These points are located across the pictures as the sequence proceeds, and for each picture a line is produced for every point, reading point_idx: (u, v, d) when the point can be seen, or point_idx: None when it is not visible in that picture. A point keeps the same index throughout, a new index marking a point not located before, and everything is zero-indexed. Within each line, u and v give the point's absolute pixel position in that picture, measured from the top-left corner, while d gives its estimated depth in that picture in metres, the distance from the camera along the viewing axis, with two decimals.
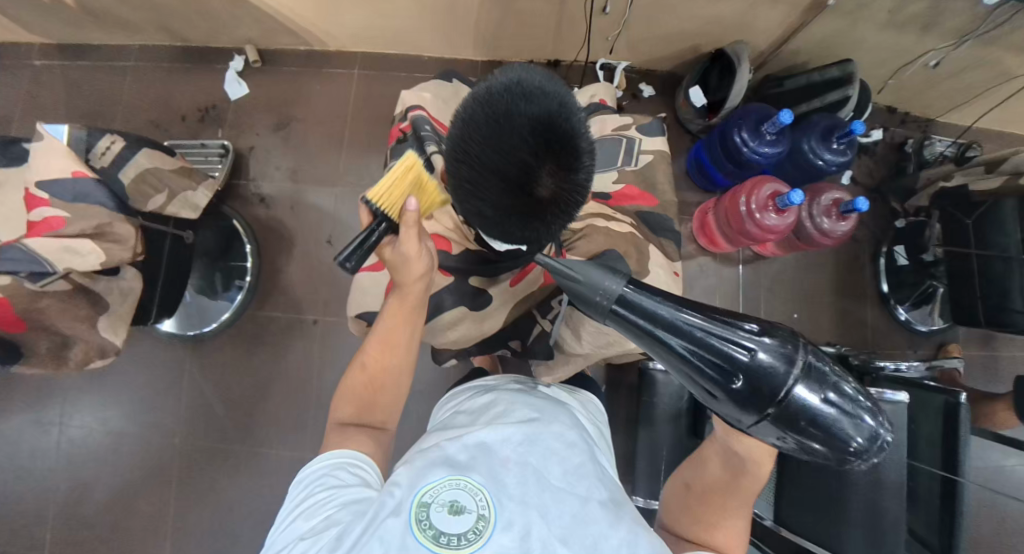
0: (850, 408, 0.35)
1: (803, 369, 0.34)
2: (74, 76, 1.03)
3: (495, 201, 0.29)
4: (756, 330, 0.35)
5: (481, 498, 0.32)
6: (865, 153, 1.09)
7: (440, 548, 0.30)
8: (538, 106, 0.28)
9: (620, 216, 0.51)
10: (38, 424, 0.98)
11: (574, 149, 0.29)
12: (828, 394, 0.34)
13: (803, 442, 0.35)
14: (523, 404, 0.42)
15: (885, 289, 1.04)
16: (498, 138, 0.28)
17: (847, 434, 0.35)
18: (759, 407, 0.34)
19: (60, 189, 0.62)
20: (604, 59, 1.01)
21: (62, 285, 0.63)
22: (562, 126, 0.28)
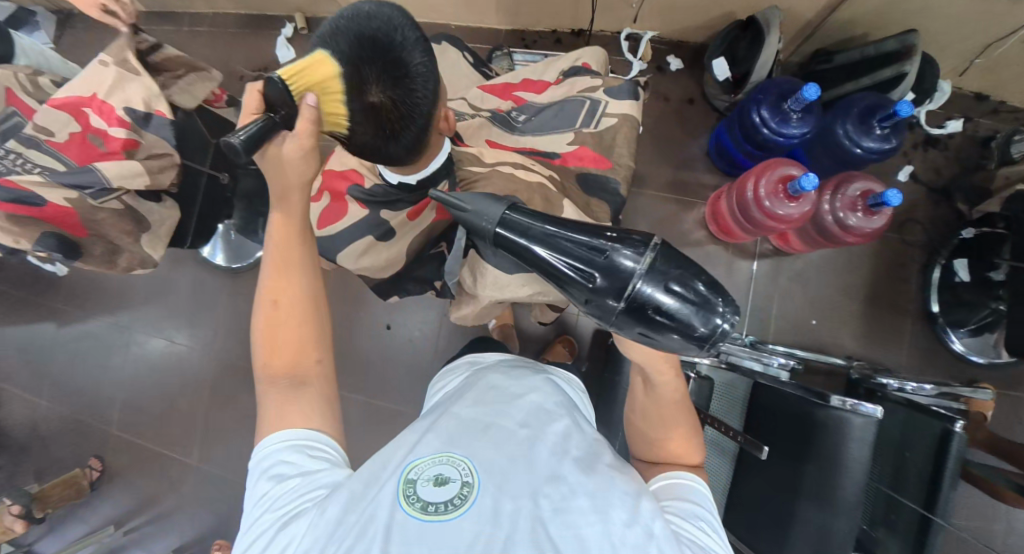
0: (696, 300, 0.31)
1: (649, 263, 0.31)
2: (168, 39, 1.22)
3: (333, 105, 0.33)
4: (609, 233, 0.33)
5: (464, 467, 0.33)
6: (934, 146, 0.94)
7: (428, 515, 0.31)
8: (357, 25, 0.31)
9: (534, 167, 0.51)
10: (114, 324, 1.20)
11: (396, 62, 0.32)
12: (671, 288, 0.31)
13: (662, 337, 0.32)
14: (496, 376, 0.43)
15: (935, 309, 0.89)
16: (329, 55, 0.32)
17: (700, 329, 0.32)
18: (610, 309, 0.32)
19: (138, 116, 0.73)
20: (627, 28, 0.97)
21: (117, 204, 0.76)
22: (383, 43, 0.32)
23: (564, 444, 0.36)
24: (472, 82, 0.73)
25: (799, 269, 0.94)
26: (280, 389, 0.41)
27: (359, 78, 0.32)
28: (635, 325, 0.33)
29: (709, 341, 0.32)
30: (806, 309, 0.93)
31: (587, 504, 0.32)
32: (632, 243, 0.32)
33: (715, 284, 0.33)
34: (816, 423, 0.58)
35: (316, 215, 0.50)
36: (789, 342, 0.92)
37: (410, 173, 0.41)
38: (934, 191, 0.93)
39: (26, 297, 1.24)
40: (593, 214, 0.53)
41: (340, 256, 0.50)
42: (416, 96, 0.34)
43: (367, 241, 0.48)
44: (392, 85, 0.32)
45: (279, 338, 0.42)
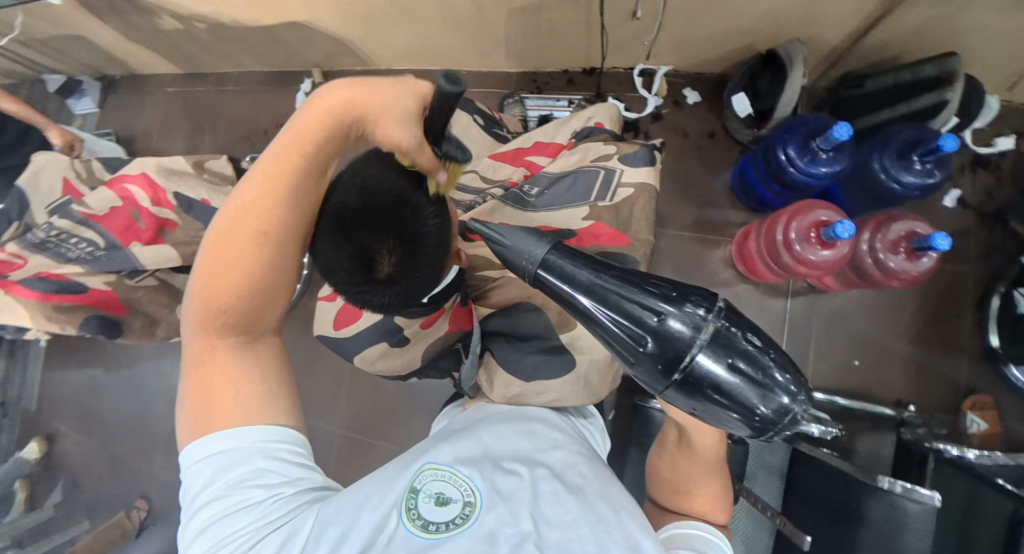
0: (761, 378, 0.28)
1: (713, 336, 0.28)
2: (196, 97, 1.27)
3: (346, 277, 0.32)
4: (668, 290, 0.29)
5: (466, 488, 0.37)
6: (983, 167, 0.85)
7: (429, 533, 0.35)
8: (364, 200, 0.30)
9: None
10: (156, 372, 1.26)
11: (402, 228, 0.30)
12: (736, 362, 0.28)
13: (711, 412, 0.30)
14: (498, 412, 0.46)
15: (994, 344, 0.80)
16: (337, 232, 0.31)
17: (764, 411, 0.29)
18: (661, 374, 0.29)
19: (185, 204, 0.80)
20: (642, 64, 0.95)
21: (150, 280, 0.81)
22: (393, 209, 0.30)
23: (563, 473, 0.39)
24: (484, 147, 0.72)
25: (838, 307, 0.88)
26: (220, 348, 0.38)
27: (370, 257, 0.30)
28: (686, 395, 0.29)
29: (768, 427, 0.29)
30: (847, 350, 0.88)
31: (587, 526, 0.34)
32: (697, 303, 0.28)
33: (783, 360, 0.30)
34: (863, 506, 0.55)
35: (332, 316, 0.53)
36: (830, 384, 0.87)
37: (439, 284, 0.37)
38: (987, 215, 0.85)
39: (76, 347, 1.31)
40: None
41: (359, 357, 0.52)
42: (423, 254, 0.31)
43: (380, 347, 0.50)
44: (404, 257, 0.31)
45: (221, 287, 0.35)
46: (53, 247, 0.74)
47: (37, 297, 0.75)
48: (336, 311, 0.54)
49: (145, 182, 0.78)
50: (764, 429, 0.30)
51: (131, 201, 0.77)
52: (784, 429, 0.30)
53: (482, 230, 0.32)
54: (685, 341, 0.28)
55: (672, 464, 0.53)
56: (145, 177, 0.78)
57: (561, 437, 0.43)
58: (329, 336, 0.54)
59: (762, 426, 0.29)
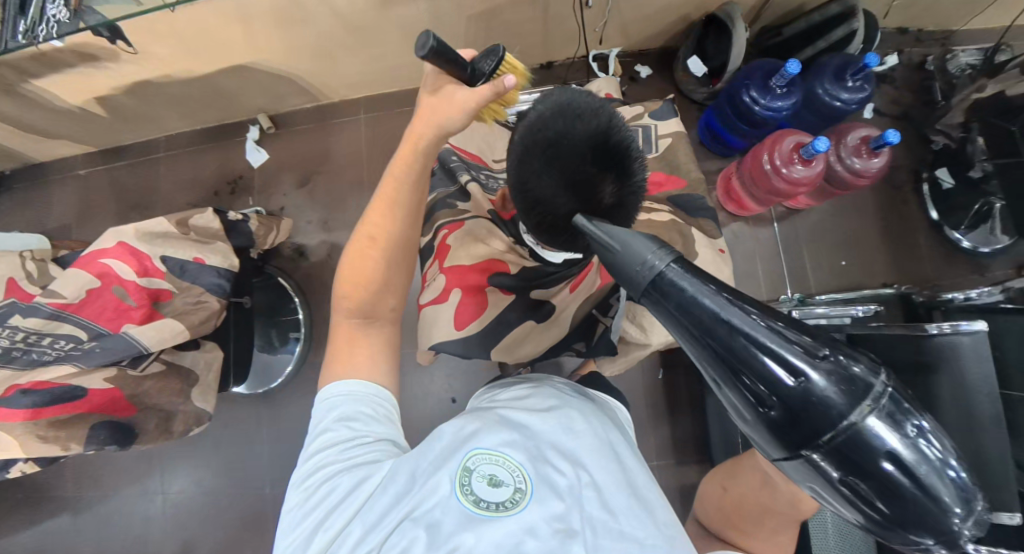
0: (930, 487, 0.23)
1: (878, 403, 0.23)
2: (120, 174, 1.13)
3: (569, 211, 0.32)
4: (825, 347, 0.24)
5: (518, 474, 0.35)
6: (883, 82, 1.04)
7: (477, 510, 0.34)
8: (596, 129, 0.31)
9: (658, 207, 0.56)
10: (143, 495, 1.06)
11: (624, 157, 0.32)
12: (901, 456, 0.23)
13: (844, 498, 0.25)
14: (548, 390, 0.45)
15: (935, 217, 0.98)
16: (560, 160, 0.31)
17: (903, 525, 0.24)
18: (793, 444, 0.24)
19: (175, 266, 0.70)
20: (595, 50, 1.02)
21: (156, 365, 0.69)
22: (614, 137, 0.31)
23: (615, 470, 0.37)
24: None
25: (816, 220, 1.01)
26: (354, 327, 0.48)
27: (597, 186, 0.31)
28: (813, 473, 0.25)
29: (898, 539, 0.25)
30: (834, 254, 1.00)
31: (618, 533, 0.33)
32: (860, 378, 0.24)
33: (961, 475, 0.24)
34: (929, 356, 0.64)
35: (452, 316, 0.53)
36: (832, 287, 0.99)
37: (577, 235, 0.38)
38: (898, 119, 1.03)
39: (25, 500, 1.07)
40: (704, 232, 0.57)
41: (499, 346, 0.53)
42: (635, 183, 0.33)
43: (528, 326, 0.54)
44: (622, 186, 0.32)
45: (359, 274, 0.48)
46: (21, 354, 0.59)
47: (26, 415, 0.61)
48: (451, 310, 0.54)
49: (125, 251, 0.66)
50: (900, 538, 0.25)
51: (111, 278, 0.64)
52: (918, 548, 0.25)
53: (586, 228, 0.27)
54: (841, 414, 0.23)
55: None
56: (123, 245, 0.65)
57: (612, 436, 0.41)
58: (448, 338, 0.52)
59: (893, 536, 0.25)
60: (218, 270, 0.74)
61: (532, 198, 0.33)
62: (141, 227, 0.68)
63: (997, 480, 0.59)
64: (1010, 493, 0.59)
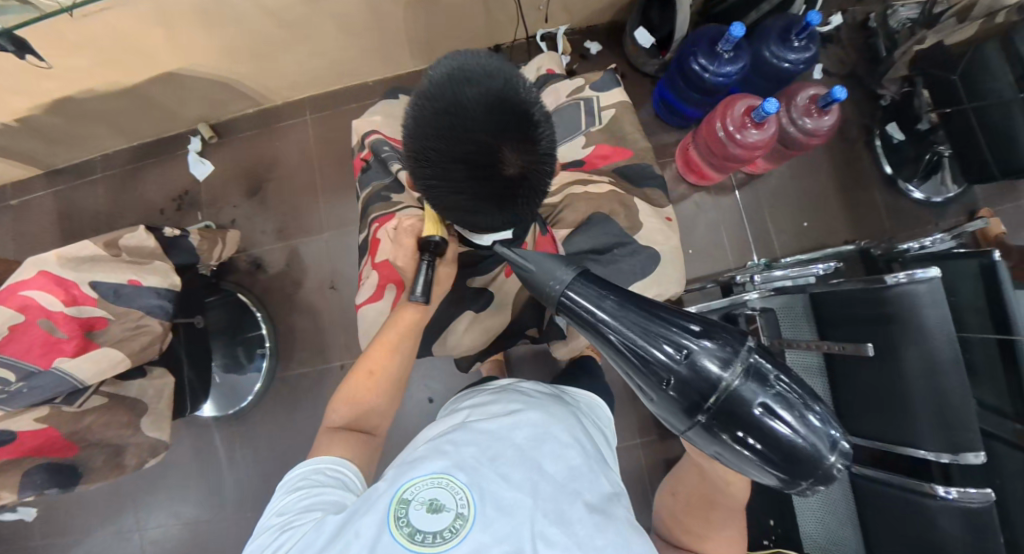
0: (796, 424, 0.29)
1: (746, 365, 0.29)
2: (51, 201, 1.05)
3: (474, 190, 0.29)
4: (697, 328, 0.30)
5: (461, 496, 0.32)
6: (830, 42, 1.05)
7: (415, 544, 0.31)
8: (486, 87, 0.27)
9: (596, 178, 0.55)
10: (115, 538, 1.01)
11: (529, 121, 0.28)
12: (766, 401, 0.29)
13: (742, 453, 0.30)
14: (509, 396, 0.43)
15: (889, 171, 1.00)
16: (451, 123, 0.27)
17: (792, 462, 0.30)
18: (688, 413, 0.30)
19: (107, 289, 0.64)
20: (543, 30, 0.99)
21: (97, 399, 0.64)
22: (514, 101, 0.27)
23: (575, 482, 0.35)
24: None
25: (775, 184, 1.02)
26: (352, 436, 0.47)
27: (492, 152, 0.27)
28: (712, 436, 0.30)
29: (793, 478, 0.30)
30: (796, 216, 1.01)
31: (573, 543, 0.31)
32: (727, 343, 0.30)
33: (817, 408, 0.30)
34: (890, 306, 0.65)
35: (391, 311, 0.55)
36: (796, 249, 0.99)
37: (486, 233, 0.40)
38: (845, 78, 1.04)
39: None
40: (651, 202, 0.56)
41: (445, 336, 0.60)
42: (545, 152, 0.30)
43: (468, 315, 0.59)
44: (530, 157, 0.28)
45: (357, 403, 0.49)
46: None
47: None
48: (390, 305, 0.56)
49: (49, 280, 0.59)
50: (793, 475, 0.30)
51: (35, 310, 0.57)
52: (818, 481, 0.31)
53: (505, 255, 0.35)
54: (717, 379, 0.29)
55: None
56: (44, 273, 0.59)
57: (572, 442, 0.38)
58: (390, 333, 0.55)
59: (789, 477, 0.30)
60: (157, 291, 0.70)
61: (429, 172, 0.30)
62: (63, 251, 0.63)
63: (961, 424, 0.61)
64: (971, 434, 0.61)
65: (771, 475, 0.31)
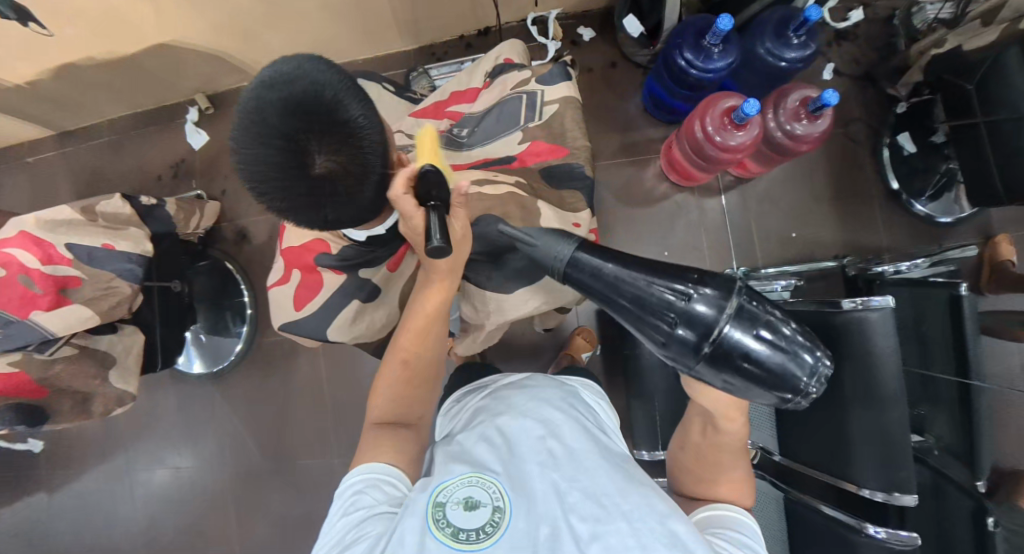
0: (785, 346, 0.34)
1: (738, 304, 0.34)
2: (65, 161, 1.13)
3: (288, 191, 0.32)
4: (693, 278, 0.36)
5: (494, 490, 0.35)
6: (845, 39, 0.97)
7: (461, 542, 0.33)
8: (283, 92, 0.29)
9: (498, 178, 0.51)
10: (109, 473, 1.11)
11: (330, 122, 0.30)
12: (759, 331, 0.34)
13: (744, 380, 0.34)
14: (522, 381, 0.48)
15: (895, 186, 0.92)
16: (258, 130, 0.30)
17: (791, 376, 0.34)
18: (693, 351, 0.34)
19: (82, 252, 0.69)
20: (532, 13, 0.96)
21: (67, 350, 0.71)
22: (314, 103, 0.29)
23: (595, 452, 0.37)
24: (402, 111, 0.71)
25: (765, 189, 0.96)
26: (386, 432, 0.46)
27: (303, 151, 0.30)
28: (715, 368, 0.34)
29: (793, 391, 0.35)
30: (784, 225, 0.95)
31: (611, 511, 0.33)
32: (718, 288, 0.35)
33: (801, 333, 0.36)
34: (838, 332, 0.61)
35: (291, 297, 0.54)
36: (778, 260, 0.95)
37: (375, 224, 0.44)
38: (858, 79, 0.96)
39: (5, 478, 1.14)
40: (569, 206, 0.54)
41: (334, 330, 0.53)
42: (361, 149, 0.33)
43: (355, 306, 0.53)
44: (340, 155, 0.32)
45: (394, 391, 0.48)
46: None
47: None
48: (294, 291, 0.55)
49: (28, 241, 0.66)
50: (789, 391, 0.35)
51: (16, 267, 0.65)
52: (804, 393, 0.36)
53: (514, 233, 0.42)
54: (713, 318, 0.34)
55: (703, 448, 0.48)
56: (21, 233, 0.67)
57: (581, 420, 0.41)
58: (290, 319, 0.54)
59: (790, 390, 0.35)
60: (130, 256, 0.74)
61: (247, 180, 0.32)
62: (41, 214, 0.69)
63: (898, 461, 0.56)
64: (905, 473, 0.56)
65: (773, 395, 0.35)
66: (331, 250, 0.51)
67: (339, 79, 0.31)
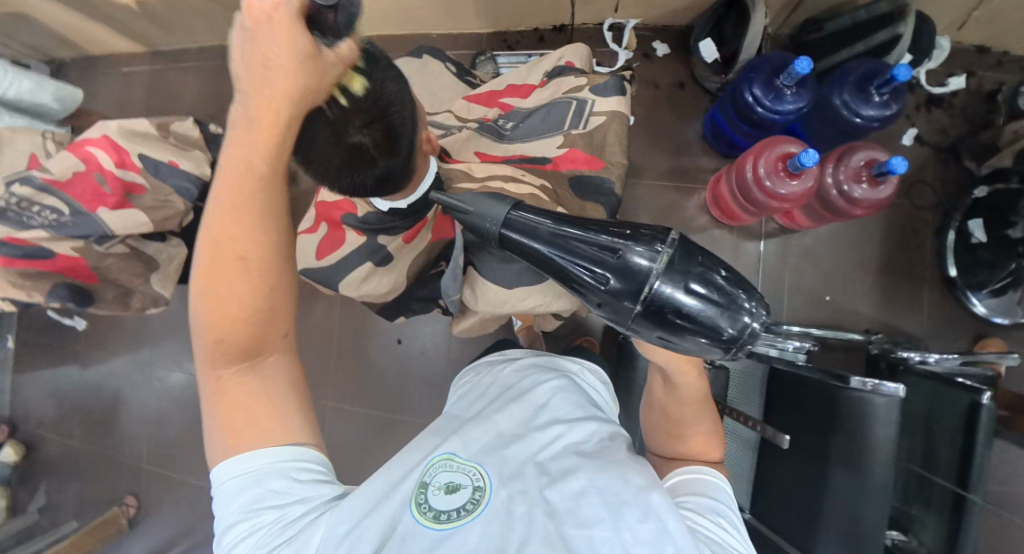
0: (719, 297, 0.32)
1: (671, 253, 0.32)
2: (157, 76, 1.24)
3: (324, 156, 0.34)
4: (625, 231, 0.33)
5: (475, 472, 0.37)
6: (938, 106, 0.91)
7: (440, 522, 0.34)
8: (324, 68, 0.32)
9: (523, 179, 0.51)
10: (134, 362, 1.23)
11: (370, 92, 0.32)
12: (694, 285, 0.32)
13: (680, 335, 0.33)
14: (504, 376, 0.49)
15: (952, 274, 0.87)
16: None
17: (728, 329, 0.32)
18: (625, 307, 0.33)
19: (151, 164, 0.76)
20: (610, 18, 0.95)
21: (121, 247, 0.78)
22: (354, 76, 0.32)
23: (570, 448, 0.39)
24: (456, 92, 0.73)
25: (809, 245, 0.93)
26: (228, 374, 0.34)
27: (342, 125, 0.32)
28: (651, 324, 0.33)
29: (731, 343, 0.33)
30: (818, 286, 0.92)
31: (588, 491, 0.35)
32: (657, 239, 0.32)
33: (739, 281, 0.33)
34: (837, 408, 0.58)
35: (314, 247, 0.57)
36: (803, 318, 0.91)
37: (399, 198, 0.43)
38: (940, 152, 0.91)
39: (51, 344, 1.29)
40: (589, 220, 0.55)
41: (343, 282, 0.57)
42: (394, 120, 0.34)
43: (366, 267, 0.55)
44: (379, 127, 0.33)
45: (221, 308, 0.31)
46: (15, 215, 0.71)
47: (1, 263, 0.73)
48: (318, 242, 0.58)
49: (108, 144, 0.73)
50: (727, 342, 0.33)
51: (93, 164, 0.72)
52: (749, 344, 0.34)
53: (444, 200, 0.39)
54: (644, 273, 0.31)
55: (663, 410, 0.49)
56: (103, 136, 0.73)
57: (563, 411, 0.43)
58: (310, 266, 0.58)
59: (727, 344, 0.33)
60: (189, 175, 0.78)
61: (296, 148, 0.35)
62: (119, 122, 0.75)
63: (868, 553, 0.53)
64: None
65: (709, 348, 0.34)
66: (356, 211, 0.52)
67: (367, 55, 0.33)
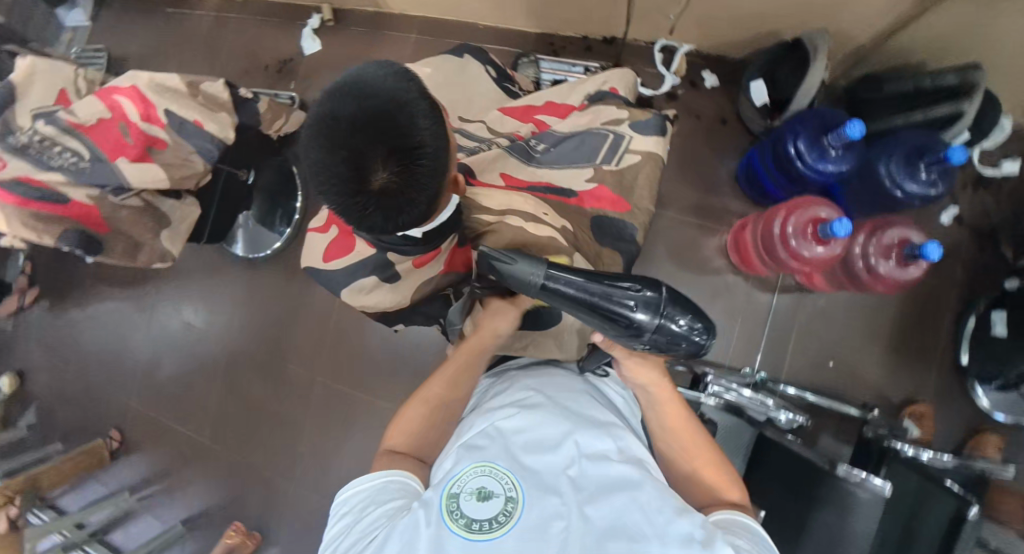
0: (688, 324, 0.41)
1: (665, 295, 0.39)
2: (198, 21, 1.22)
3: (339, 195, 0.33)
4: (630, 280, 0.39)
5: (507, 482, 0.34)
6: (984, 187, 0.87)
7: (473, 532, 0.32)
8: (357, 105, 0.31)
9: (542, 220, 0.49)
10: (137, 302, 1.25)
11: (399, 131, 0.31)
12: (678, 318, 0.40)
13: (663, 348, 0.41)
14: (521, 382, 0.47)
15: (963, 361, 0.84)
16: (328, 141, 0.31)
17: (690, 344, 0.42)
18: (637, 334, 0.39)
19: (174, 120, 0.75)
20: (664, 39, 0.92)
21: (135, 200, 0.78)
22: (388, 119, 0.31)
23: (604, 452, 0.37)
24: (492, 101, 0.71)
25: (823, 307, 0.91)
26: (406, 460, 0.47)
27: (364, 166, 0.31)
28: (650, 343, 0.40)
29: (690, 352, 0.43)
30: (824, 350, 0.90)
31: (631, 504, 0.33)
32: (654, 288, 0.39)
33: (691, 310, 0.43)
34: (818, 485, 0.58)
35: (323, 249, 0.58)
36: (802, 379, 0.90)
37: (423, 225, 0.41)
38: (978, 234, 0.88)
39: (59, 270, 1.31)
40: (604, 267, 0.53)
41: (346, 290, 0.56)
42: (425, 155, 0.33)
43: (372, 280, 0.55)
44: (400, 169, 0.32)
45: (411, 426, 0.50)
46: (35, 153, 0.69)
47: (15, 203, 0.68)
48: (327, 244, 0.58)
49: (136, 95, 0.72)
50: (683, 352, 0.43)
51: (120, 114, 0.71)
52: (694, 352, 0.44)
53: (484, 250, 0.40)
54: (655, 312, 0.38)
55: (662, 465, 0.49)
56: (132, 87, 0.72)
57: (589, 416, 0.41)
58: (316, 267, 0.58)
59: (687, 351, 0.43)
60: (213, 138, 0.78)
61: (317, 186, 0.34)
62: (153, 75, 0.74)
63: None
64: None
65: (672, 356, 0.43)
66: None
67: (414, 94, 0.33)
